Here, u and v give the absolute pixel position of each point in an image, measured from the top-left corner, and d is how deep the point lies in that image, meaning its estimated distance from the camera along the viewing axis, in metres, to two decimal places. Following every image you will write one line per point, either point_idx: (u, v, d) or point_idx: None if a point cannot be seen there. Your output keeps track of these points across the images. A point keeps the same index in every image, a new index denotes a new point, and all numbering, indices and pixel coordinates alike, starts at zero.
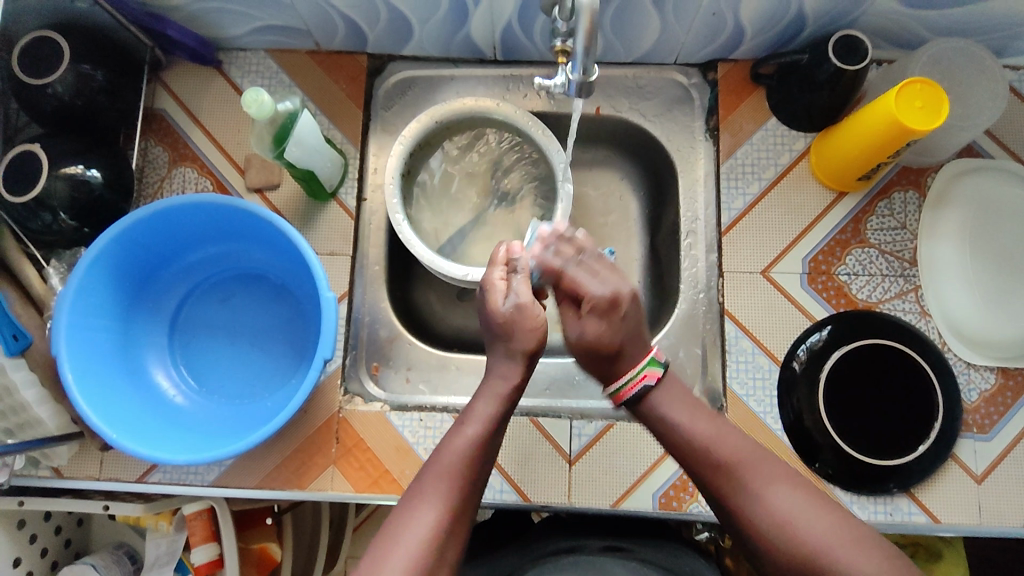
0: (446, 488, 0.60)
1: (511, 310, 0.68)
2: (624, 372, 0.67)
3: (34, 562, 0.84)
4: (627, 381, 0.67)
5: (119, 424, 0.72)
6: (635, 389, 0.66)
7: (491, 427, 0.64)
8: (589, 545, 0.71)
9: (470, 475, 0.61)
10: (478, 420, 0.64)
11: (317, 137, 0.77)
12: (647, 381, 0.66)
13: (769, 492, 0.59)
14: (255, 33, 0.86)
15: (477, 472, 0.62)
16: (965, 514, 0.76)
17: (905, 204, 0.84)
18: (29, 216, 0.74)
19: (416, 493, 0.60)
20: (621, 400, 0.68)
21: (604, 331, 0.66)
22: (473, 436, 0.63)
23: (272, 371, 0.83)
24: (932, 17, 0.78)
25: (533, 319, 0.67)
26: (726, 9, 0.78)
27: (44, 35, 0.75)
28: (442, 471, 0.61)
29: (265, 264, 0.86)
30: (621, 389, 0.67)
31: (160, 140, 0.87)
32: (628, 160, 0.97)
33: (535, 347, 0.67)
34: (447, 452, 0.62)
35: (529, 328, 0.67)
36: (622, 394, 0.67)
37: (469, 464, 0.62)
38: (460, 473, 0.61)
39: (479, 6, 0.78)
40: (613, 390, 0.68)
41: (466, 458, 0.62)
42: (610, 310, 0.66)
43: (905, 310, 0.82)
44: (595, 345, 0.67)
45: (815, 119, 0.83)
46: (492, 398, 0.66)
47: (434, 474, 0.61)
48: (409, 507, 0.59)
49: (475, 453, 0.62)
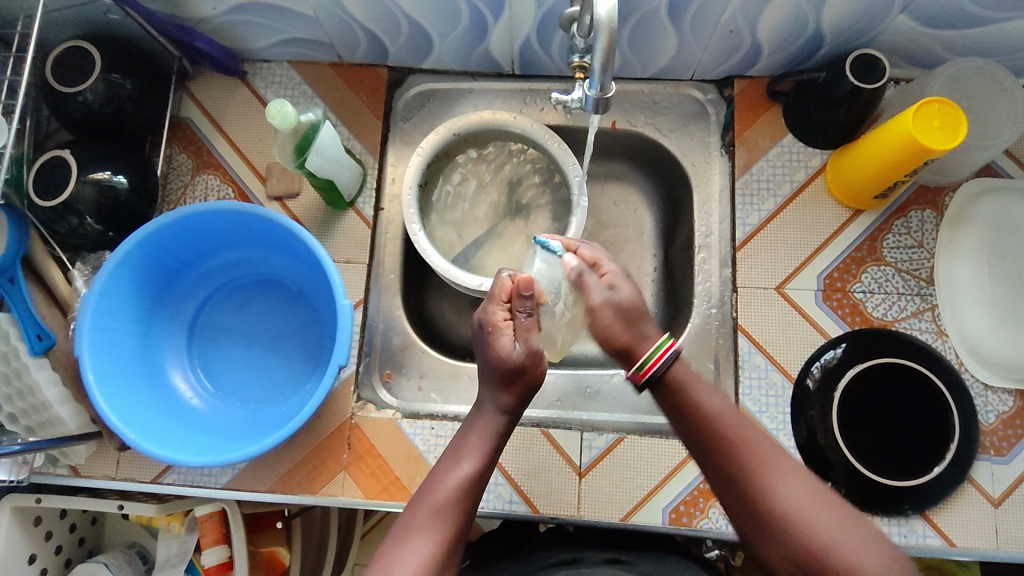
0: (435, 525, 0.60)
1: (521, 357, 0.67)
2: (644, 348, 0.66)
3: (48, 560, 0.85)
4: (655, 351, 0.65)
5: (136, 424, 0.74)
6: (663, 359, 0.65)
7: (482, 463, 0.65)
8: (591, 558, 0.69)
9: (463, 509, 0.62)
10: (470, 456, 0.65)
11: (337, 148, 0.78)
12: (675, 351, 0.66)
13: (783, 484, 0.58)
14: (279, 45, 0.88)
15: (468, 508, 0.63)
16: (981, 538, 0.75)
17: (923, 222, 0.84)
18: (57, 219, 0.76)
19: (407, 527, 0.60)
20: (646, 375, 0.65)
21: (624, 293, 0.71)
22: (468, 471, 0.64)
23: (287, 378, 0.84)
24: (951, 37, 0.78)
25: (538, 365, 0.68)
26: (743, 27, 0.78)
27: (77, 45, 0.78)
28: (432, 507, 0.61)
29: (283, 271, 0.87)
30: (649, 363, 0.65)
31: (184, 147, 0.90)
32: (643, 174, 0.97)
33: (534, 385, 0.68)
34: (437, 489, 0.63)
35: (532, 372, 0.68)
36: (649, 367, 0.65)
37: (460, 501, 0.62)
38: (452, 509, 0.61)
39: (499, 22, 0.80)
40: (637, 365, 0.66)
41: (456, 494, 0.62)
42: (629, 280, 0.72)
43: (921, 330, 0.81)
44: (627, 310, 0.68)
45: (832, 136, 0.83)
46: (482, 433, 0.67)
47: (425, 509, 0.61)
48: (402, 541, 0.59)
49: (465, 489, 0.63)
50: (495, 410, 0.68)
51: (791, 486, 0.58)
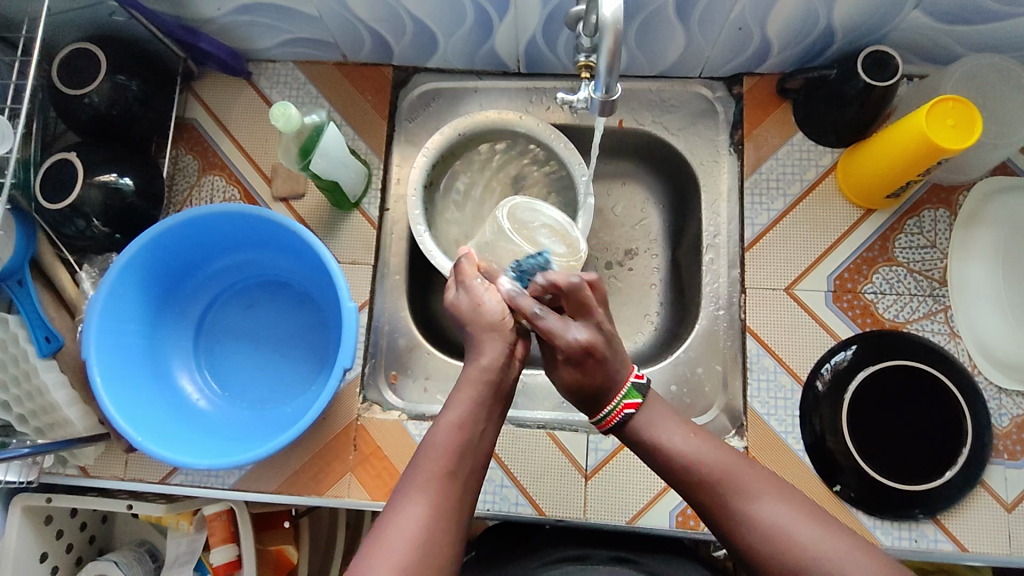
0: (433, 484, 0.56)
1: (451, 300, 0.69)
2: (602, 407, 0.63)
3: (59, 558, 0.86)
4: (609, 411, 0.63)
5: (144, 427, 0.74)
6: (616, 416, 0.62)
7: (472, 417, 0.60)
8: (597, 555, 0.69)
9: (462, 462, 0.58)
10: (458, 407, 0.60)
11: (342, 149, 0.78)
12: (626, 412, 0.62)
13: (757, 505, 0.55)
14: (283, 44, 0.88)
15: (470, 459, 0.58)
16: (994, 543, 0.74)
17: (935, 222, 0.82)
18: (64, 222, 0.76)
19: (403, 490, 0.56)
20: (606, 427, 0.63)
21: (579, 377, 0.64)
22: (458, 424, 0.59)
23: (293, 379, 0.84)
24: (966, 33, 0.76)
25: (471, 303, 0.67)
26: (753, 24, 0.77)
27: (84, 48, 0.78)
28: (431, 465, 0.57)
29: (289, 272, 0.87)
30: (603, 418, 0.63)
31: (190, 149, 0.89)
32: (651, 172, 0.96)
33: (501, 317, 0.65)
34: (432, 446, 0.58)
35: (476, 319, 0.66)
36: (606, 422, 0.63)
37: (458, 454, 0.57)
38: (449, 466, 0.57)
39: (504, 21, 0.79)
40: (597, 418, 0.64)
41: (454, 448, 0.58)
42: (584, 354, 0.63)
43: (933, 331, 0.80)
44: (575, 389, 0.65)
45: (843, 134, 0.81)
46: (469, 382, 0.62)
47: (423, 468, 0.57)
48: (396, 504, 0.55)
49: (460, 442, 0.58)
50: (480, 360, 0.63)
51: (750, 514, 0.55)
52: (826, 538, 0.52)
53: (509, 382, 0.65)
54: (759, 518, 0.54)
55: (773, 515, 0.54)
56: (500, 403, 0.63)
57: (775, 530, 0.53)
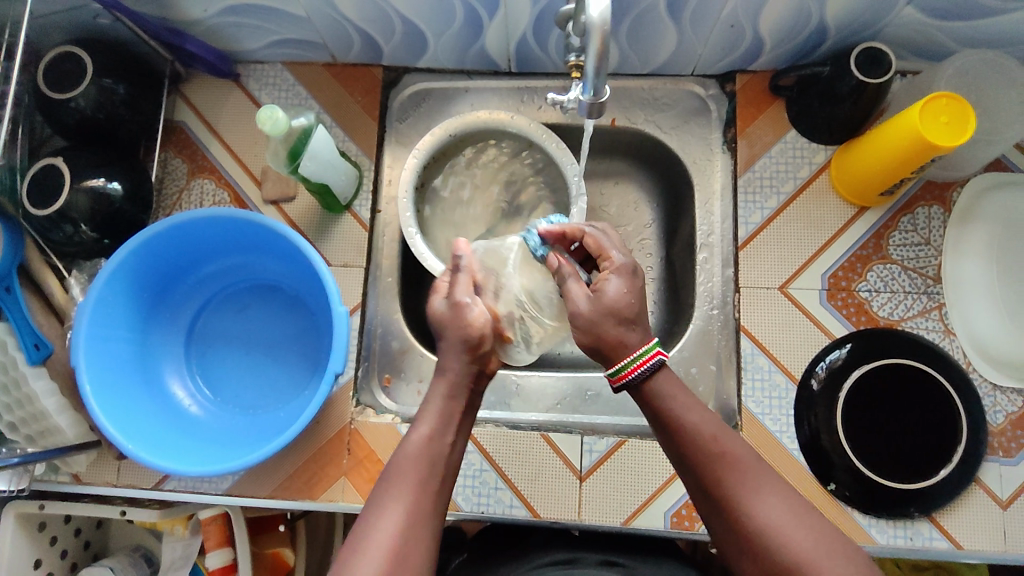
0: (407, 496, 0.55)
1: (443, 311, 0.64)
2: (623, 354, 0.60)
3: (53, 564, 0.86)
4: (637, 357, 0.59)
5: (135, 435, 0.74)
6: (642, 368, 0.59)
7: (444, 427, 0.60)
8: (586, 559, 0.69)
9: (434, 473, 0.57)
10: (429, 418, 0.60)
11: (332, 152, 0.77)
12: (657, 360, 0.60)
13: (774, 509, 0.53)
14: (271, 46, 0.87)
15: (440, 469, 0.58)
16: (989, 540, 0.74)
17: (929, 219, 0.82)
18: (51, 227, 0.75)
19: (375, 502, 0.55)
20: (628, 377, 0.59)
21: (626, 293, 0.61)
22: (429, 435, 0.58)
23: (286, 383, 0.84)
24: (960, 29, 0.76)
25: (464, 320, 0.62)
26: (744, 21, 0.76)
27: (69, 51, 0.77)
28: (403, 478, 0.56)
29: (281, 276, 0.86)
30: (627, 368, 0.60)
31: (178, 152, 0.89)
32: (645, 171, 0.95)
33: (480, 341, 0.62)
34: (404, 458, 0.57)
35: (458, 326, 0.62)
36: (630, 371, 0.60)
37: (431, 464, 0.57)
38: (422, 477, 0.56)
39: (494, 20, 0.78)
40: (622, 363, 0.60)
41: (426, 459, 0.57)
42: (630, 273, 0.63)
43: (928, 329, 0.79)
44: (618, 304, 0.61)
45: (837, 131, 0.81)
46: (438, 394, 0.61)
47: (396, 481, 0.56)
48: (371, 516, 0.53)
49: (432, 452, 0.58)
50: (447, 374, 0.62)
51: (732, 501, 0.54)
52: (808, 531, 0.52)
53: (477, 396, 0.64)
54: (757, 516, 0.52)
55: (773, 513, 0.52)
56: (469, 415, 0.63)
57: (775, 526, 0.51)
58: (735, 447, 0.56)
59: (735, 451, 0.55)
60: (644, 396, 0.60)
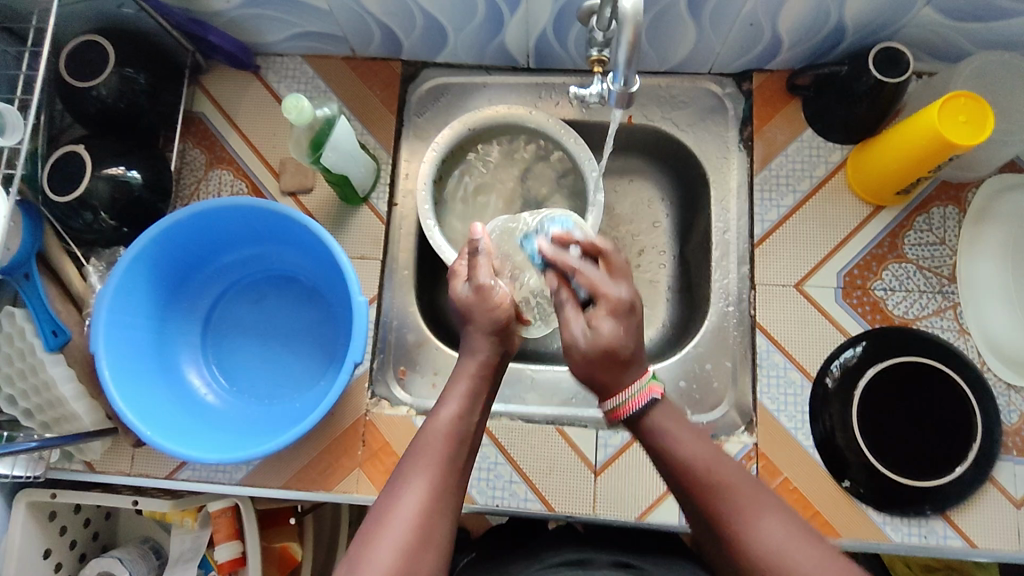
0: (433, 471, 0.55)
1: (467, 295, 0.66)
2: (618, 391, 0.60)
3: (62, 554, 0.85)
4: (629, 396, 0.59)
5: (152, 421, 0.74)
6: (635, 407, 0.59)
7: (471, 406, 0.60)
8: (599, 560, 0.66)
9: (459, 450, 0.57)
10: (455, 396, 0.60)
11: (352, 142, 0.78)
12: (652, 396, 0.59)
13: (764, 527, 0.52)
14: (293, 38, 0.87)
15: (466, 446, 0.58)
16: (1004, 540, 0.74)
17: (944, 219, 0.82)
18: (71, 215, 0.76)
19: (400, 475, 0.55)
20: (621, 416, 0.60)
21: (619, 334, 0.60)
22: (455, 414, 0.59)
23: (302, 374, 0.84)
24: (977, 30, 0.76)
25: (489, 304, 0.64)
26: (764, 19, 0.77)
27: (92, 40, 0.78)
28: (429, 453, 0.56)
29: (298, 267, 0.86)
30: (620, 407, 0.60)
31: (197, 143, 0.89)
32: (660, 169, 0.96)
33: (502, 324, 0.64)
34: (431, 433, 0.57)
35: (484, 309, 0.64)
36: (623, 410, 0.60)
37: (456, 440, 0.57)
38: (447, 454, 0.56)
39: (515, 15, 0.79)
40: (613, 405, 0.60)
41: (453, 435, 0.57)
42: (626, 312, 0.61)
43: (942, 328, 0.80)
44: (609, 348, 0.59)
45: (853, 131, 0.82)
46: (463, 375, 0.62)
47: (422, 455, 0.56)
48: (394, 490, 0.54)
49: (458, 430, 0.58)
50: (476, 353, 0.63)
51: (749, 491, 0.55)
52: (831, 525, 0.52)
53: (499, 379, 0.65)
54: (765, 544, 0.51)
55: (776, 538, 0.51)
56: (492, 396, 0.64)
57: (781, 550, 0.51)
58: (735, 477, 0.56)
59: (730, 477, 0.55)
60: (640, 431, 0.60)
